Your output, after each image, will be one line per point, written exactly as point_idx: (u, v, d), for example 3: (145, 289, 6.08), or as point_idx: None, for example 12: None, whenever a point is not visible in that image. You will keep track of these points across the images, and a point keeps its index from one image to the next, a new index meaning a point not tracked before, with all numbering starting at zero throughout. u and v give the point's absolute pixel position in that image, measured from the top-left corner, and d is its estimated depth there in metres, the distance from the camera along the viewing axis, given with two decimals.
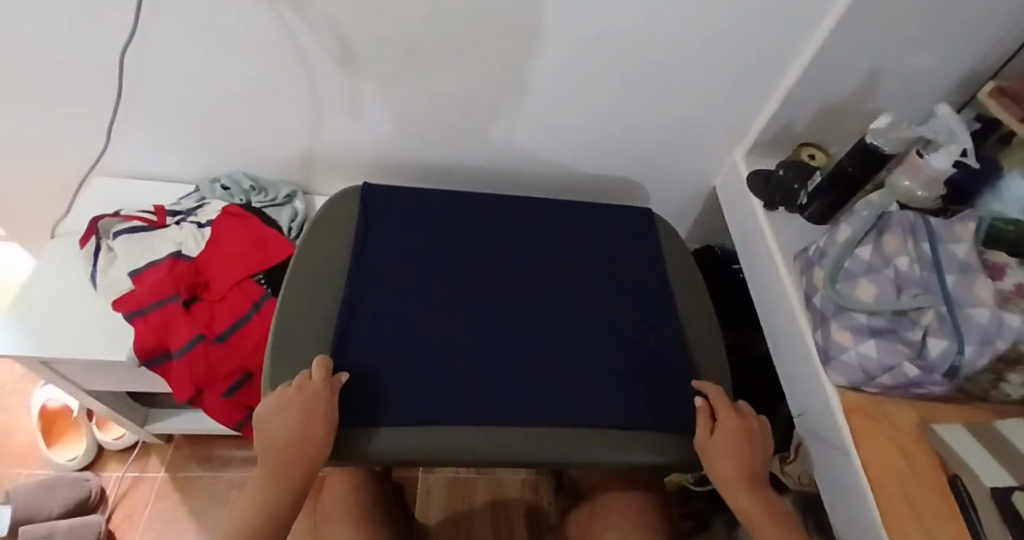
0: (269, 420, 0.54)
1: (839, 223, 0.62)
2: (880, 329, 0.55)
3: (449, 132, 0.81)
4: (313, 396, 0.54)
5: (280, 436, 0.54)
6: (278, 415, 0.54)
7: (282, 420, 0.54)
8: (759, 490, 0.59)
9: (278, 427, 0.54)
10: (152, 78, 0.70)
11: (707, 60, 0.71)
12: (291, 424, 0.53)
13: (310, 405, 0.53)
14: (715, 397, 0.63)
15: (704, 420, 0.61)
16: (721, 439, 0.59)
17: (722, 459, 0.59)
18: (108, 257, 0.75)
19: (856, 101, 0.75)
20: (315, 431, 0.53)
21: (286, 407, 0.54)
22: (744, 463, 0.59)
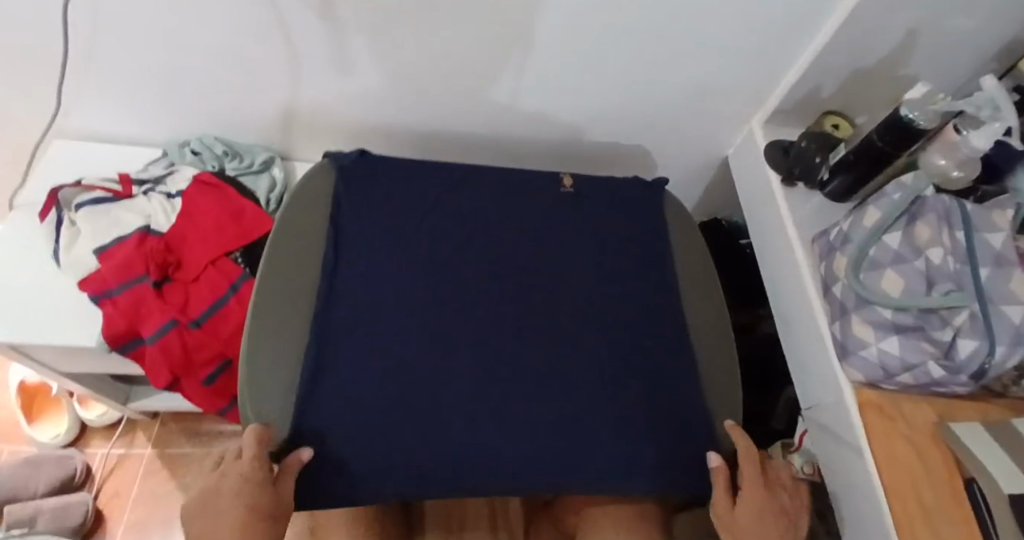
0: (212, 521, 0.47)
1: (866, 206, 0.57)
2: (904, 326, 0.50)
3: (440, 94, 0.74)
4: (256, 483, 0.48)
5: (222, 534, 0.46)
6: (223, 507, 0.47)
7: (227, 514, 0.47)
8: None
9: (219, 524, 0.47)
10: (102, 34, 0.62)
11: (729, 19, 0.64)
12: (233, 519, 0.47)
13: (248, 500, 0.48)
14: (741, 451, 0.58)
15: (721, 484, 0.57)
16: (748, 510, 0.55)
17: (751, 534, 0.53)
18: (71, 232, 0.68)
19: (887, 68, 0.68)
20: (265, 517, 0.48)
21: (228, 496, 0.48)
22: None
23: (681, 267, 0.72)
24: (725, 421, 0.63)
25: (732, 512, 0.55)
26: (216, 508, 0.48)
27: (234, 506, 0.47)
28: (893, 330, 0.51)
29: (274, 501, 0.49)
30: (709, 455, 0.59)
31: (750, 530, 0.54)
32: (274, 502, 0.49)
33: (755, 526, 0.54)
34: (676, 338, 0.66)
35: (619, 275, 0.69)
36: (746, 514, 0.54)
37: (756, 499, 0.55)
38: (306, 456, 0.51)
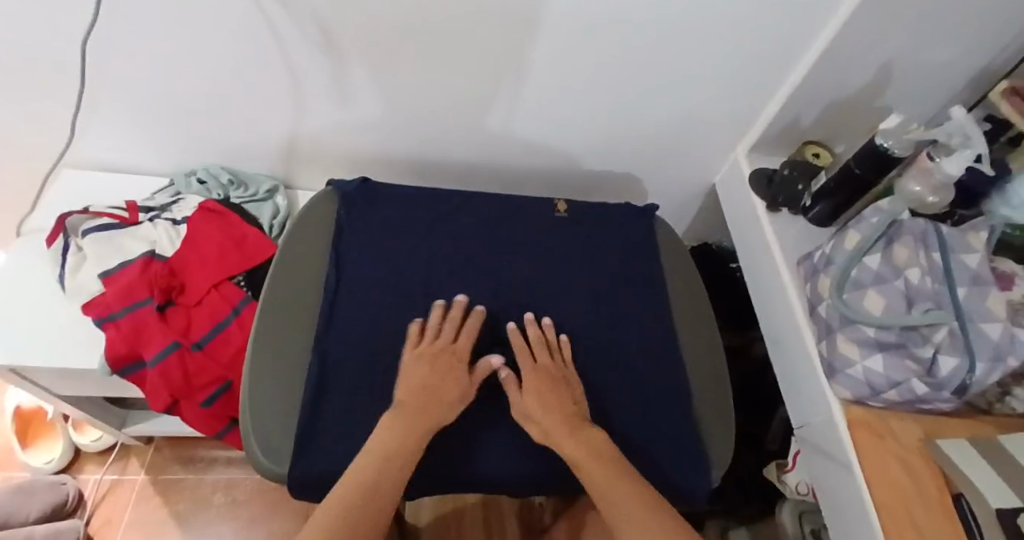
0: (441, 377, 0.56)
1: (846, 229, 0.59)
2: (887, 344, 0.52)
3: (439, 124, 0.77)
4: (440, 346, 0.59)
5: (436, 388, 0.55)
6: (440, 370, 0.57)
7: (427, 371, 0.57)
8: (580, 432, 0.55)
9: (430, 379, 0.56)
10: (118, 66, 0.65)
11: (711, 55, 0.68)
12: (455, 381, 0.57)
13: (434, 361, 0.57)
14: (533, 338, 0.63)
15: (512, 377, 0.59)
16: (534, 390, 0.57)
17: (535, 404, 0.56)
18: (77, 257, 0.70)
19: (863, 100, 0.72)
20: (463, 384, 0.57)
21: (441, 362, 0.58)
22: (555, 408, 0.56)
23: (672, 289, 0.74)
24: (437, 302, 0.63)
25: (523, 398, 0.57)
26: (441, 372, 0.57)
27: (441, 368, 0.57)
28: (877, 348, 0.53)
29: (462, 356, 0.59)
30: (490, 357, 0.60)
31: (533, 399, 0.57)
32: (462, 359, 0.59)
33: (539, 401, 0.56)
34: (669, 357, 0.68)
35: (613, 297, 0.71)
36: (532, 394, 0.57)
37: (532, 375, 0.58)
38: (482, 312, 0.63)
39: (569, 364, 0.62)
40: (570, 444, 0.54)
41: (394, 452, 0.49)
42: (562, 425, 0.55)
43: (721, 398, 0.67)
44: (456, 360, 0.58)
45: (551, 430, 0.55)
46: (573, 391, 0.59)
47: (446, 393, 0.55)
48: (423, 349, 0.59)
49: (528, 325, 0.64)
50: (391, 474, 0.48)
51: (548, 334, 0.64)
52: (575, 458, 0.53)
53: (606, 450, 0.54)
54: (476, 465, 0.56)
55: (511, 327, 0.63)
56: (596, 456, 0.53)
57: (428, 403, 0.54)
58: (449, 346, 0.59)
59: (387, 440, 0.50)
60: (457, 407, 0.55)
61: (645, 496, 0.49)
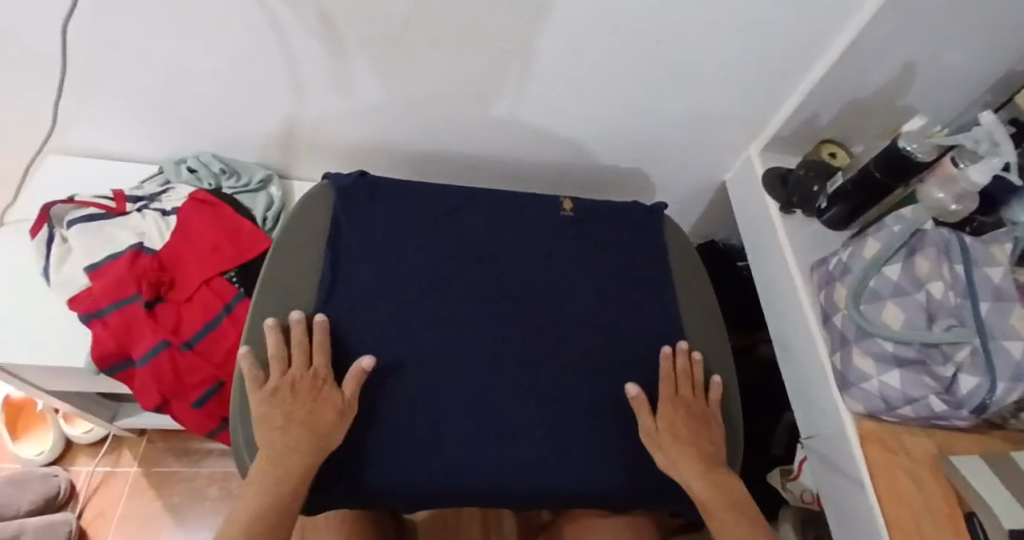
0: (268, 411, 0.51)
1: (865, 237, 0.57)
2: (905, 359, 0.50)
3: (441, 116, 0.74)
4: (293, 372, 0.54)
5: (279, 424, 0.50)
6: (273, 402, 0.52)
7: (269, 407, 0.51)
8: (715, 477, 0.56)
9: (267, 415, 0.51)
10: (101, 51, 0.61)
11: (727, 51, 0.64)
12: (303, 413, 0.51)
13: (294, 390, 0.52)
14: (682, 368, 0.64)
15: (647, 411, 0.59)
16: (669, 426, 0.58)
17: (671, 443, 0.57)
18: (62, 249, 0.67)
19: (884, 98, 0.69)
20: (325, 411, 0.52)
21: (283, 393, 0.52)
22: (697, 452, 0.57)
23: (680, 292, 0.72)
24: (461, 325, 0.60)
25: (653, 435, 0.58)
26: (274, 403, 0.52)
27: (280, 401, 0.52)
28: (894, 364, 0.51)
29: (320, 378, 0.54)
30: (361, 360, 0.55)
31: (668, 438, 0.58)
32: (319, 381, 0.54)
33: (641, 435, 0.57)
34: None
35: (618, 300, 0.69)
36: (667, 430, 0.58)
37: (671, 414, 0.59)
38: (325, 320, 0.57)
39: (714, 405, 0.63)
40: (707, 488, 0.55)
41: (265, 504, 0.47)
42: (698, 465, 0.57)
43: (730, 408, 0.65)
44: (317, 383, 0.53)
45: (674, 465, 0.57)
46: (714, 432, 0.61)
47: (315, 424, 0.51)
48: (284, 376, 0.53)
49: (677, 357, 0.64)
50: (265, 531, 0.46)
51: (694, 369, 0.64)
52: (708, 502, 0.55)
53: (735, 495, 0.56)
54: (363, 479, 0.53)
55: (664, 353, 0.64)
56: (726, 506, 0.55)
57: (292, 441, 0.49)
58: (304, 370, 0.54)
59: (262, 490, 0.47)
60: (337, 433, 0.52)
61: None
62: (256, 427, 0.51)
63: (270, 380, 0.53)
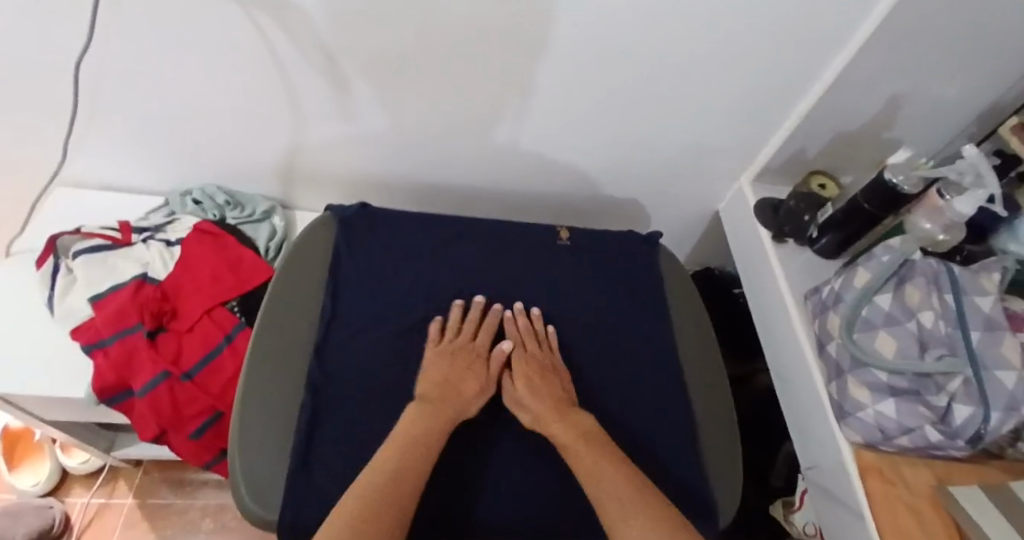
0: (433, 369, 0.59)
1: (856, 267, 0.58)
2: (900, 389, 0.51)
3: (441, 147, 0.76)
4: (456, 342, 0.62)
5: (435, 380, 0.58)
6: (441, 362, 0.59)
7: (434, 364, 0.60)
8: (567, 418, 0.56)
9: (427, 372, 0.59)
10: (113, 86, 0.64)
11: (717, 85, 0.67)
12: (465, 375, 0.59)
13: (455, 356, 0.60)
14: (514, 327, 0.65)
15: (496, 364, 0.62)
16: (522, 377, 0.60)
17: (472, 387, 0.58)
18: (67, 280, 0.68)
19: (871, 131, 0.71)
20: (471, 381, 0.59)
21: (447, 356, 0.60)
22: (546, 399, 0.58)
23: (677, 321, 0.72)
24: (516, 305, 0.67)
25: (514, 390, 0.59)
26: (445, 364, 0.59)
27: (440, 362, 0.60)
28: (889, 393, 0.51)
29: (481, 352, 0.62)
30: (501, 343, 0.63)
31: (523, 389, 0.59)
32: (481, 355, 0.62)
33: (526, 386, 0.59)
34: (672, 392, 0.66)
35: (615, 328, 0.69)
36: (521, 382, 0.59)
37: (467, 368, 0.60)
38: (501, 308, 0.67)
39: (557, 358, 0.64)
40: (562, 428, 0.55)
41: (416, 441, 0.51)
42: (551, 409, 0.57)
43: (728, 439, 0.65)
44: (474, 355, 0.62)
45: (540, 418, 0.57)
46: (563, 382, 0.61)
47: (465, 386, 0.58)
48: (440, 347, 0.61)
49: (517, 317, 0.66)
50: (417, 461, 0.49)
51: (535, 326, 0.66)
52: (563, 441, 0.54)
53: (590, 433, 0.55)
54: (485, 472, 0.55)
55: (548, 330, 0.66)
56: (578, 440, 0.54)
57: (446, 396, 0.56)
58: (468, 342, 0.62)
59: (411, 428, 0.52)
60: (481, 398, 0.58)
61: (628, 486, 0.49)
62: (422, 384, 0.58)
63: (455, 346, 0.62)
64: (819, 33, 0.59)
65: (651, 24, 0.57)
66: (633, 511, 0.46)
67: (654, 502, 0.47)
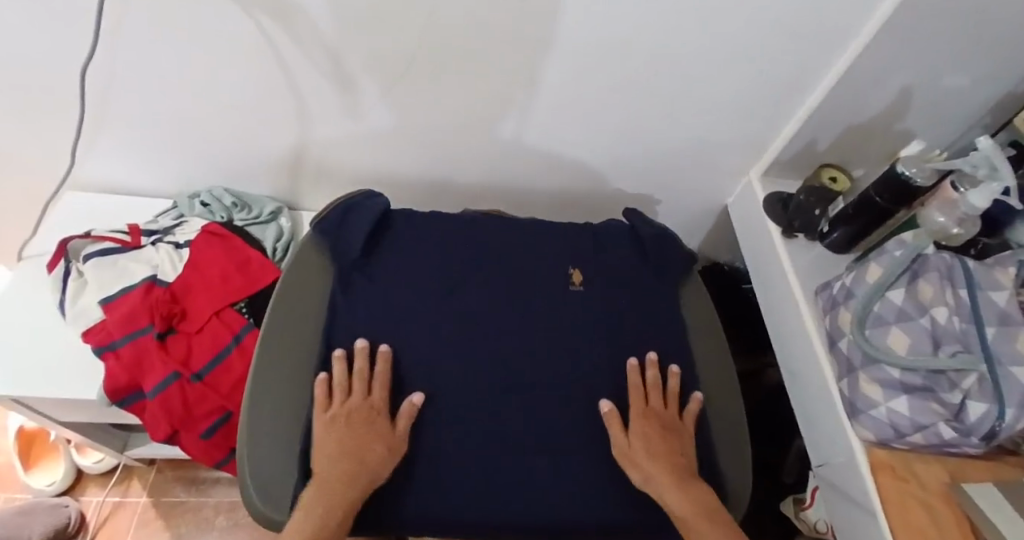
0: (323, 450, 0.53)
1: (867, 262, 0.57)
2: (912, 386, 0.50)
3: (445, 145, 0.76)
4: (353, 404, 0.56)
5: (331, 460, 0.52)
6: (331, 439, 0.54)
7: (325, 443, 0.53)
8: (688, 486, 0.56)
9: (322, 454, 0.53)
10: (120, 90, 0.65)
11: (723, 78, 0.66)
12: (362, 444, 0.53)
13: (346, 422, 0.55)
14: (648, 378, 0.64)
15: (616, 424, 0.59)
16: (641, 436, 0.58)
17: (643, 457, 0.57)
18: (78, 283, 0.69)
19: (882, 123, 0.69)
20: (374, 448, 0.53)
21: (335, 429, 0.54)
22: (667, 461, 0.57)
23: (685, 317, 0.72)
24: (646, 354, 0.66)
25: (629, 445, 0.58)
26: (332, 441, 0.54)
27: (332, 438, 0.54)
28: (900, 390, 0.51)
29: (381, 409, 0.56)
30: (599, 403, 0.61)
31: (639, 450, 0.57)
32: (379, 412, 0.56)
33: (645, 448, 0.57)
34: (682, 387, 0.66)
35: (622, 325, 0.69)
36: (639, 442, 0.58)
37: (643, 429, 0.59)
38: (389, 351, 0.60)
39: (688, 417, 0.63)
40: (678, 495, 0.55)
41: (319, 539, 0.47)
42: (667, 474, 0.56)
43: (735, 437, 0.65)
44: (372, 414, 0.56)
45: (650, 480, 0.56)
46: (683, 441, 0.61)
47: (369, 454, 0.53)
48: (333, 412, 0.56)
49: (648, 366, 0.65)
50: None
51: (670, 378, 0.64)
52: (682, 513, 0.54)
53: (714, 507, 0.54)
54: (392, 513, 0.54)
55: (630, 365, 0.64)
56: (701, 516, 0.53)
57: (348, 474, 0.51)
58: (364, 401, 0.56)
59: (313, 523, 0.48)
60: (388, 464, 0.53)
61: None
62: (317, 464, 0.52)
63: (340, 416, 0.55)
64: (826, 25, 0.58)
65: (653, 18, 0.56)
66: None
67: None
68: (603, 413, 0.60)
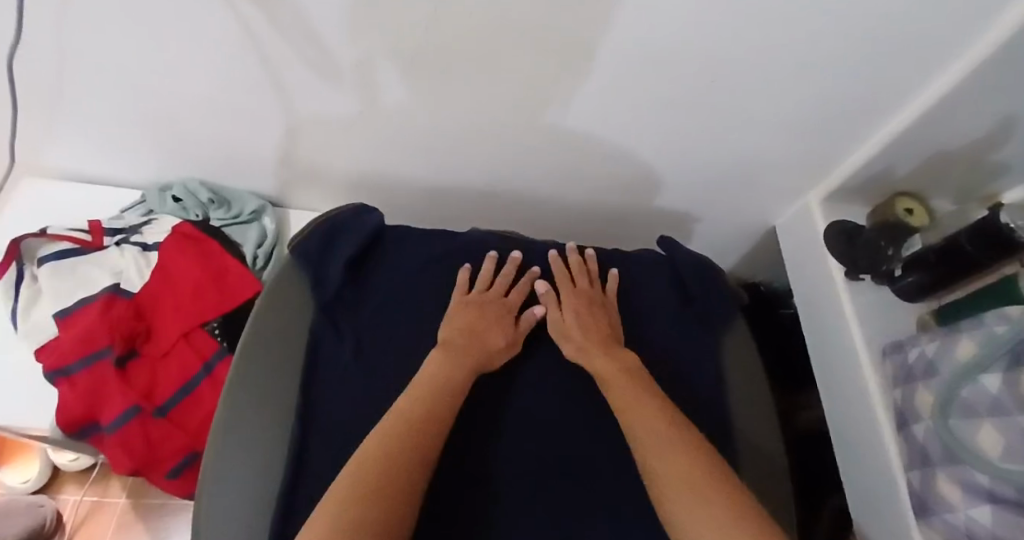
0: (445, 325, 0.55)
1: (959, 334, 0.47)
2: (1001, 497, 0.41)
3: (453, 147, 0.65)
4: (487, 296, 0.57)
5: (454, 334, 0.53)
6: (466, 314, 0.55)
7: (453, 321, 0.55)
8: (613, 351, 0.54)
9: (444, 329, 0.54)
10: (63, 75, 0.54)
11: (792, 90, 0.54)
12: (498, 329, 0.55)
13: (481, 309, 0.56)
14: (573, 258, 0.63)
15: (550, 302, 0.58)
16: (575, 308, 0.57)
17: (574, 324, 0.56)
18: (31, 290, 0.61)
19: (980, 152, 0.57)
20: (495, 338, 0.54)
21: (461, 310, 0.56)
22: (598, 330, 0.56)
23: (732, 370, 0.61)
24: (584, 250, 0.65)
25: (562, 319, 0.57)
26: (455, 317, 0.55)
27: (460, 315, 0.55)
28: (985, 499, 0.42)
29: (512, 307, 0.58)
30: (536, 284, 0.60)
31: (570, 318, 0.57)
32: (511, 310, 0.57)
33: (578, 319, 0.57)
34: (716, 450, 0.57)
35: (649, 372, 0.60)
36: (572, 313, 0.57)
37: (571, 300, 0.58)
38: (520, 257, 0.61)
39: (614, 299, 0.62)
40: (604, 360, 0.53)
41: (433, 390, 0.47)
42: (597, 343, 0.55)
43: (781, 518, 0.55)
44: (504, 309, 0.57)
45: (580, 349, 0.55)
46: (613, 318, 0.60)
47: (493, 341, 0.54)
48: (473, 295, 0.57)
49: (569, 251, 0.64)
50: (440, 409, 0.45)
51: (591, 265, 0.63)
52: (605, 373, 0.52)
53: (635, 370, 0.52)
54: None
55: (550, 256, 0.63)
56: (625, 377, 0.51)
57: (469, 348, 0.52)
58: (501, 299, 0.58)
59: (432, 379, 0.48)
60: (505, 353, 0.54)
61: (673, 431, 0.45)
62: (443, 334, 0.53)
63: (467, 301, 0.57)
64: (935, 36, 0.46)
65: (715, 12, 0.44)
66: (672, 467, 0.42)
67: (689, 445, 0.44)
68: (540, 295, 0.59)
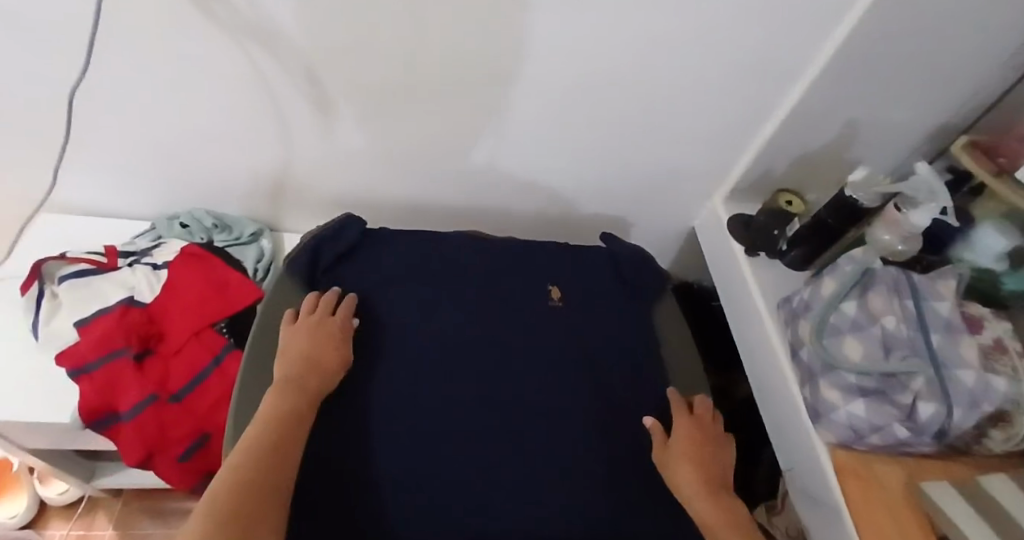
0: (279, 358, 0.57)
1: (823, 277, 0.61)
2: (869, 390, 0.53)
3: (427, 169, 0.79)
4: (315, 321, 0.61)
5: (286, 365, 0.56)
6: (295, 342, 0.58)
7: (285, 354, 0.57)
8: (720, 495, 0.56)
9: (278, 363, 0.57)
10: (107, 115, 0.65)
11: (688, 109, 0.71)
12: (324, 352, 0.58)
13: (312, 334, 0.59)
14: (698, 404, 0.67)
15: (659, 431, 0.62)
16: (681, 445, 0.60)
17: (682, 465, 0.59)
18: (51, 304, 0.68)
19: (833, 151, 0.75)
20: (327, 360, 0.57)
21: (293, 340, 0.59)
22: (707, 474, 0.58)
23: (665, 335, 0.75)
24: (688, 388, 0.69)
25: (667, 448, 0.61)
26: (287, 349, 0.58)
27: (294, 345, 0.58)
28: (857, 393, 0.54)
29: (339, 328, 0.61)
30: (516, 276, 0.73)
31: (676, 454, 0.60)
32: (341, 330, 0.61)
33: (682, 455, 0.59)
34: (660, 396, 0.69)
35: (602, 339, 0.71)
36: (677, 448, 0.60)
37: (682, 437, 0.61)
38: (355, 298, 0.65)
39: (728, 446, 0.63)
40: (702, 496, 0.55)
41: (284, 418, 0.50)
42: (703, 485, 0.56)
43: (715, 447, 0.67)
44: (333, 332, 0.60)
45: (682, 484, 0.57)
46: (722, 457, 0.61)
47: (326, 362, 0.57)
48: (298, 324, 0.60)
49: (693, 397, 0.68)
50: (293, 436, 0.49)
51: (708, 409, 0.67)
52: (707, 515, 0.54)
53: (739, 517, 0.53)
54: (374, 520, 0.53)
55: (670, 390, 0.68)
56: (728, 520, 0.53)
57: (305, 376, 0.55)
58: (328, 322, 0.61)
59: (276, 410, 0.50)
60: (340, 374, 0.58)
61: None
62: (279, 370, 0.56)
63: (295, 330, 0.60)
64: (779, 63, 0.64)
65: (620, 54, 0.61)
66: None
67: None
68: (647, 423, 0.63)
